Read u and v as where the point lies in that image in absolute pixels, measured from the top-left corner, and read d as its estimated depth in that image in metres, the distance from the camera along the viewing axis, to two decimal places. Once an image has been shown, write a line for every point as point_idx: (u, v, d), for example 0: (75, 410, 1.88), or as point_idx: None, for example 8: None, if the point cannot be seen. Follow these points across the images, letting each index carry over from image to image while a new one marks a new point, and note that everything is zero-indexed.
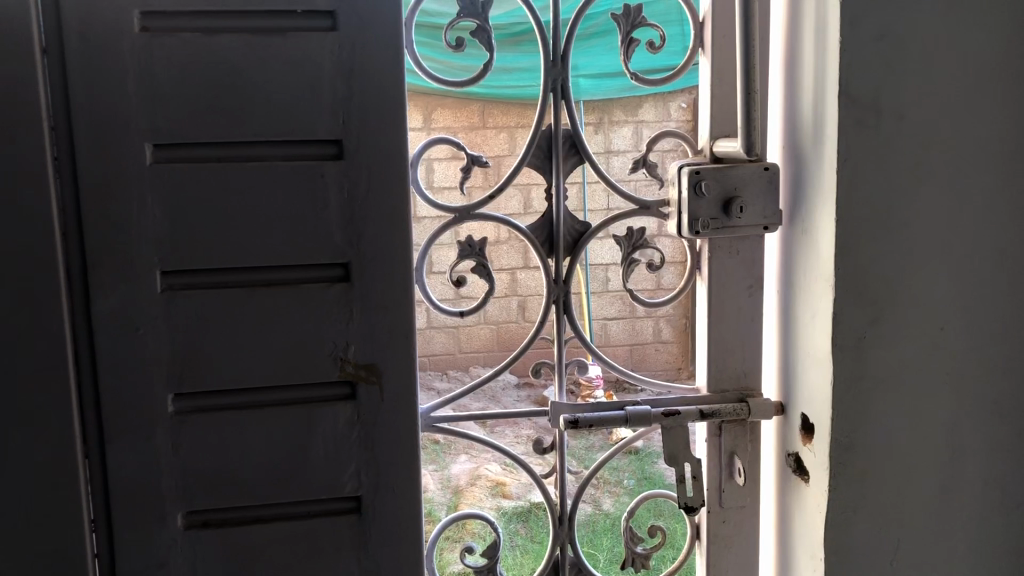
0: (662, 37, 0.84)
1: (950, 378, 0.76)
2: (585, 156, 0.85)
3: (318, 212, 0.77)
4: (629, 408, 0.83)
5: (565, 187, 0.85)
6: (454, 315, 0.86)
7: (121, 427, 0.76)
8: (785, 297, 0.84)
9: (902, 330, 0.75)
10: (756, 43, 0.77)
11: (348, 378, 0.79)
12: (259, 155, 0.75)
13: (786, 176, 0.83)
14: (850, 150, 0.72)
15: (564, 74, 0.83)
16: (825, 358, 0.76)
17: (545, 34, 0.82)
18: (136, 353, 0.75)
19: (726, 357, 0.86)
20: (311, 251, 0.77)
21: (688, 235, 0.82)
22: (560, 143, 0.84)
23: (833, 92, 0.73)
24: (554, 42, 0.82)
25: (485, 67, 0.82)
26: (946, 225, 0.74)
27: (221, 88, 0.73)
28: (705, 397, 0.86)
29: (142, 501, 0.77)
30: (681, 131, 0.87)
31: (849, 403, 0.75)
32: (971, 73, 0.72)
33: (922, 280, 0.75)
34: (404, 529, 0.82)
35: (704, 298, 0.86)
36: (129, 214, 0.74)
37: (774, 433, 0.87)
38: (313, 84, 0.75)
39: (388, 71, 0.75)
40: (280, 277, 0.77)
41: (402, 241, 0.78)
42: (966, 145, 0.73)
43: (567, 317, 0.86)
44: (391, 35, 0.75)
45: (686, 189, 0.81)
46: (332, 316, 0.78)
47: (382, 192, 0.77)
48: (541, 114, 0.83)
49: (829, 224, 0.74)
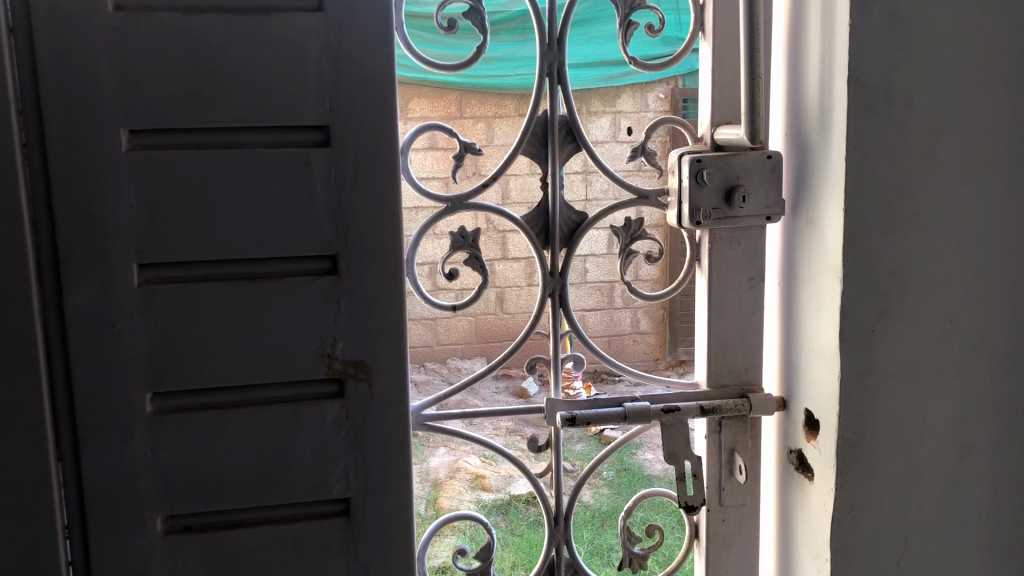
0: (661, 20, 0.80)
1: (959, 373, 0.74)
2: (583, 143, 0.82)
3: (304, 202, 0.73)
4: (627, 404, 0.80)
5: (561, 176, 0.82)
6: (446, 308, 0.82)
7: (97, 428, 0.72)
8: (789, 290, 0.81)
9: (911, 324, 0.73)
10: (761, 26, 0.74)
11: (336, 376, 0.76)
12: (241, 141, 0.72)
13: (789, 164, 0.80)
14: (859, 138, 0.70)
15: (560, 57, 0.80)
16: (831, 352, 0.73)
17: (541, 16, 0.79)
18: (112, 350, 0.71)
19: (726, 352, 0.83)
20: (297, 242, 0.73)
21: (689, 226, 0.79)
22: (555, 130, 0.81)
23: (841, 77, 0.70)
24: (549, 26, 0.79)
25: (477, 51, 0.78)
26: (956, 215, 0.72)
27: (200, 70, 0.69)
28: (704, 392, 0.83)
29: (120, 506, 0.74)
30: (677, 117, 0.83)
31: (857, 399, 0.73)
32: (983, 58, 0.70)
33: (933, 272, 0.72)
34: (395, 531, 0.78)
35: (704, 291, 0.83)
36: (104, 203, 0.70)
37: (775, 428, 0.85)
38: (298, 68, 0.71)
39: (377, 54, 0.71)
40: (263, 270, 0.74)
41: (392, 232, 0.74)
42: (977, 132, 0.71)
43: (563, 311, 0.83)
44: (380, 16, 0.71)
45: (687, 178, 0.78)
46: (319, 311, 0.75)
47: (371, 181, 0.73)
48: (537, 100, 0.80)
49: (837, 213, 0.72)
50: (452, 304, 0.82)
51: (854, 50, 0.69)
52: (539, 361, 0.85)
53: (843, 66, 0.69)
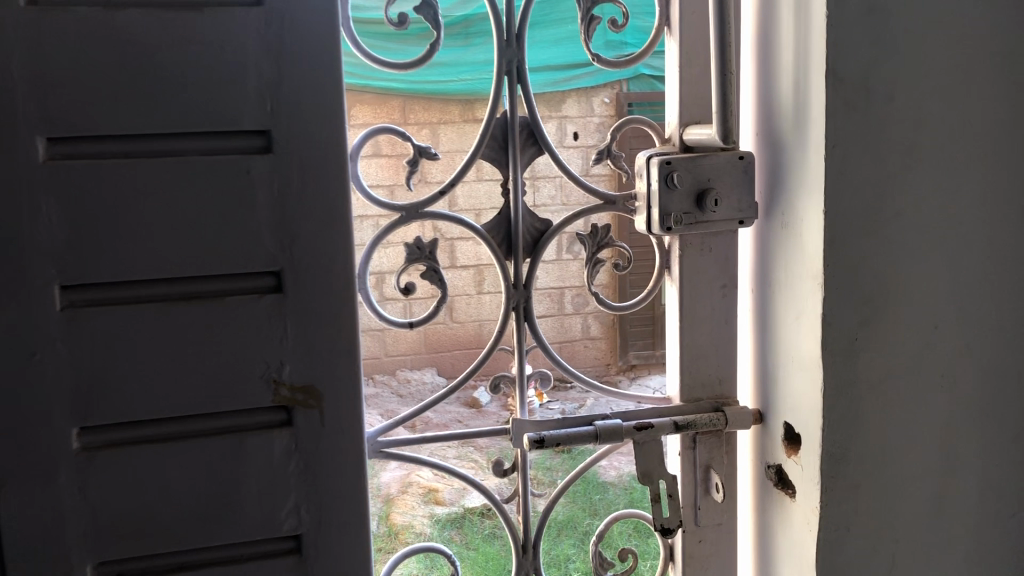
0: (625, 14, 0.76)
1: (944, 380, 0.71)
2: (545, 147, 0.77)
3: (244, 214, 0.67)
4: (598, 422, 0.75)
5: (523, 181, 0.77)
6: (403, 325, 0.76)
7: (16, 468, 0.65)
8: (764, 298, 0.77)
9: (895, 331, 0.69)
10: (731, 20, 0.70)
11: (284, 403, 0.70)
12: (173, 149, 0.65)
13: (761, 166, 0.76)
14: (839, 136, 0.66)
15: (519, 56, 0.75)
16: (813, 363, 0.69)
17: (497, 10, 0.74)
18: (32, 382, 0.64)
19: (699, 364, 0.79)
20: (238, 258, 0.67)
21: (660, 232, 0.74)
22: (516, 132, 0.76)
23: (818, 73, 0.66)
24: (507, 22, 0.74)
25: (430, 50, 0.73)
26: (938, 215, 0.69)
27: (126, 72, 0.63)
28: (678, 407, 0.79)
29: (44, 553, 0.66)
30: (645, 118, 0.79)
31: (841, 412, 0.69)
32: (961, 51, 0.67)
33: (914, 276, 0.69)
34: (352, 567, 0.72)
35: (675, 301, 0.79)
36: (19, 220, 0.63)
37: (751, 442, 0.80)
38: (234, 66, 0.65)
39: (322, 51, 0.66)
40: (200, 289, 0.67)
41: (342, 244, 0.69)
42: (957, 128, 0.68)
43: (528, 324, 0.78)
44: (323, 9, 0.65)
45: (656, 181, 0.74)
46: (263, 332, 0.68)
47: (318, 190, 0.67)
48: (496, 100, 0.75)
49: (816, 216, 0.68)
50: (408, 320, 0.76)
51: (830, 44, 0.65)
52: (503, 379, 0.79)
53: (821, 61, 0.65)
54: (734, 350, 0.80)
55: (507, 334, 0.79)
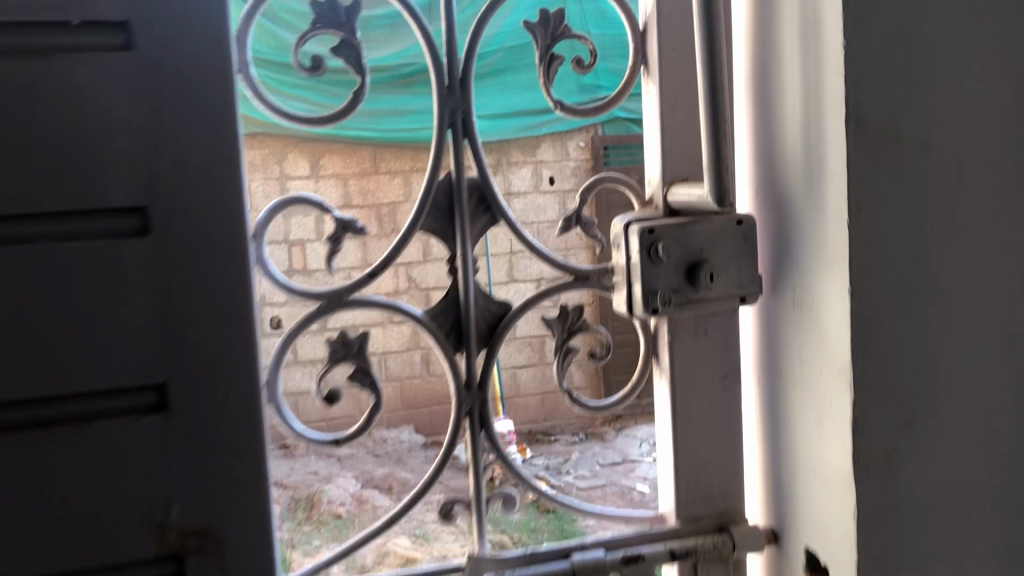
0: (593, 52, 0.63)
1: (1003, 495, 0.57)
2: (500, 214, 0.63)
3: (115, 314, 0.52)
4: (573, 556, 0.61)
5: (474, 257, 0.63)
6: (328, 443, 0.60)
7: None
8: (774, 392, 0.63)
9: (942, 437, 0.55)
10: (723, 55, 0.57)
11: (172, 552, 0.56)
12: (20, 235, 0.51)
13: (763, 230, 0.63)
14: (865, 197, 0.52)
15: (465, 104, 0.61)
16: (842, 481, 0.55)
17: (437, 50, 0.60)
18: None
19: (697, 473, 0.65)
20: (110, 370, 0.53)
21: (645, 315, 0.60)
22: (464, 197, 0.62)
23: (835, 118, 0.53)
24: (449, 63, 0.60)
25: (354, 99, 0.59)
26: (990, 292, 0.55)
27: None
28: (673, 528, 0.65)
29: None
30: (620, 175, 0.65)
31: (880, 542, 0.55)
32: (1010, 89, 0.54)
33: (964, 368, 0.55)
34: None
35: (665, 398, 0.65)
36: None
37: (762, 564, 0.67)
38: (96, 129, 0.51)
39: (209, 109, 0.52)
40: (61, 411, 0.53)
41: (244, 346, 0.55)
42: (1009, 183, 0.55)
43: (485, 433, 0.63)
44: (210, 55, 0.52)
45: (637, 254, 0.60)
46: (144, 463, 0.54)
47: (211, 279, 0.54)
48: (438, 158, 0.61)
49: (839, 296, 0.54)
50: (333, 437, 0.60)
51: (850, 83, 0.52)
52: (457, 503, 0.64)
53: (839, 103, 0.52)
54: (740, 453, 0.66)
55: (463, 444, 0.64)
